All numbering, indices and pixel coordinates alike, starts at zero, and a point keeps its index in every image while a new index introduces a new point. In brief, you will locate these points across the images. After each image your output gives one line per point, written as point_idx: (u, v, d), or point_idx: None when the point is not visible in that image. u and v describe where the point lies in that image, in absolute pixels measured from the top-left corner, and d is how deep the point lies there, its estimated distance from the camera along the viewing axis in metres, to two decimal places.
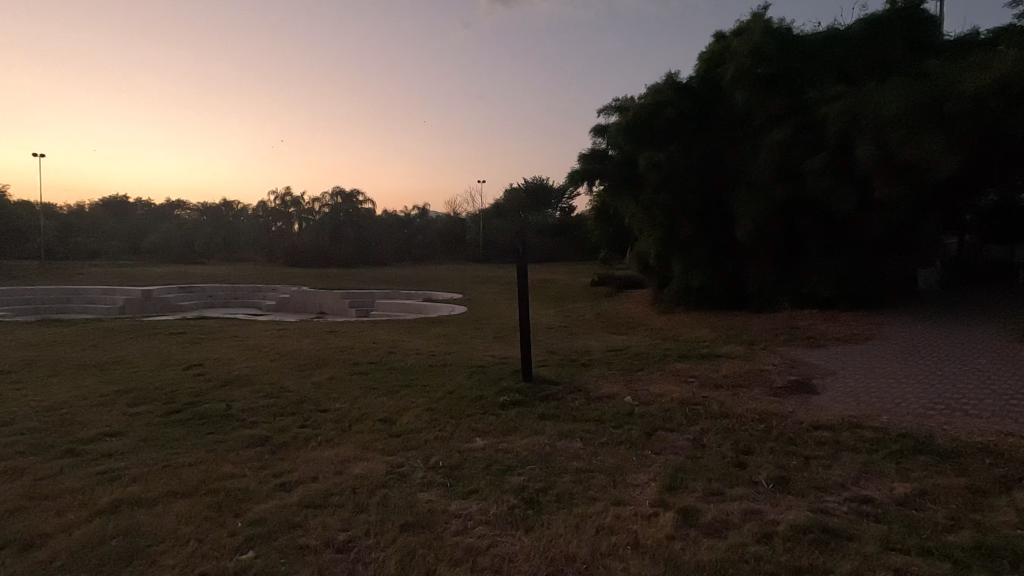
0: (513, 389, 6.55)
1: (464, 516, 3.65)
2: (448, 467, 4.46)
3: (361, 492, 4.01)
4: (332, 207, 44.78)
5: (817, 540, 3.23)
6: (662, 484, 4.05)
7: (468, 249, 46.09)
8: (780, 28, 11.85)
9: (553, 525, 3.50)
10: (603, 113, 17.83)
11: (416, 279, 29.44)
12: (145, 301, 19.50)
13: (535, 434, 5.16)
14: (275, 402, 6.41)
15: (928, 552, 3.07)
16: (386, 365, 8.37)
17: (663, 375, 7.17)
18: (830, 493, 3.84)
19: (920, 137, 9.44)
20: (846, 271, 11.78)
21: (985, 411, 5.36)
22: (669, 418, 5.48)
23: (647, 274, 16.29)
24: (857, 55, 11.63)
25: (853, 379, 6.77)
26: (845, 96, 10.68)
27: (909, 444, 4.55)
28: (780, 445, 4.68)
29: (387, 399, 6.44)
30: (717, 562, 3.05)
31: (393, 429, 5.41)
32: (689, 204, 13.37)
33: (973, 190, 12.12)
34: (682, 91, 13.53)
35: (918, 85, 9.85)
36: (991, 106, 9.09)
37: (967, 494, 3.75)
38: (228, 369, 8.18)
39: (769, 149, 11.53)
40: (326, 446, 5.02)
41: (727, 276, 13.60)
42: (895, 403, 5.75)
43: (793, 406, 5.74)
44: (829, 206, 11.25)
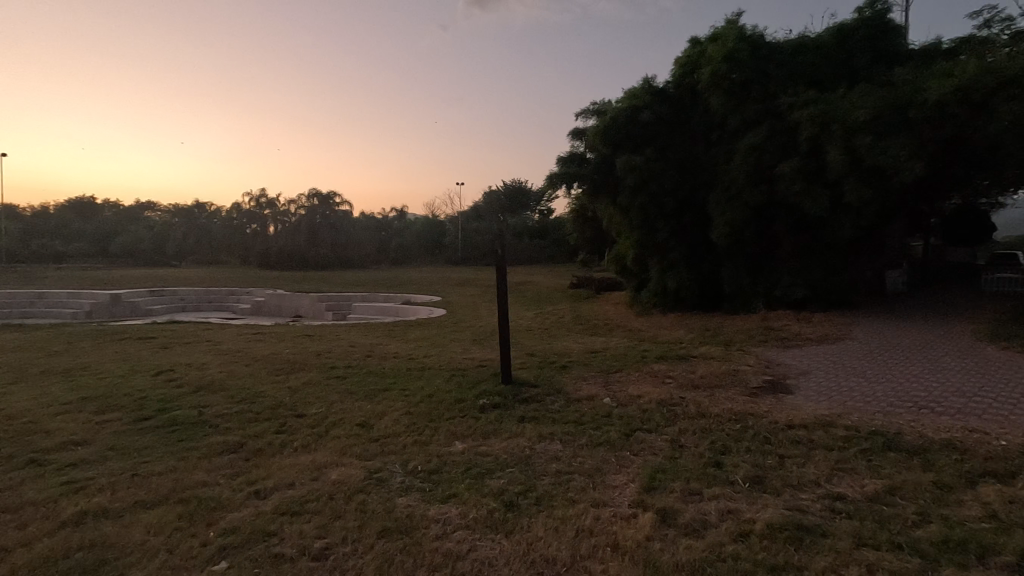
0: (492, 393, 6.52)
1: (444, 521, 3.62)
2: (426, 471, 4.42)
3: (338, 499, 3.94)
4: (309, 209, 44.28)
5: (792, 537, 3.28)
6: (641, 485, 4.07)
7: (447, 252, 45.98)
8: (754, 35, 12.08)
9: (533, 528, 3.50)
10: (581, 116, 17.84)
11: (394, 282, 29.19)
12: (113, 305, 18.93)
13: (515, 437, 5.16)
14: (249, 408, 6.27)
15: (898, 548, 3.15)
16: (363, 369, 8.27)
17: (641, 377, 7.25)
18: (805, 491, 3.91)
19: (887, 142, 9.70)
20: (818, 272, 12.03)
21: (950, 409, 5.52)
22: (647, 419, 5.53)
23: (625, 277, 16.44)
24: (827, 62, 11.94)
25: (824, 378, 6.93)
26: (816, 102, 10.93)
27: (879, 441, 4.67)
28: (756, 444, 4.76)
29: (364, 404, 6.37)
30: (695, 562, 3.08)
31: (371, 434, 5.34)
32: (667, 206, 13.49)
33: (938, 194, 12.51)
34: (658, 95, 13.68)
35: (885, 93, 10.15)
36: (953, 113, 9.42)
37: (934, 489, 3.85)
38: (200, 375, 7.99)
39: (743, 153, 11.74)
40: (302, 452, 4.93)
41: (703, 277, 13.80)
42: (866, 401, 5.90)
43: (768, 405, 5.83)
44: (801, 208, 11.49)
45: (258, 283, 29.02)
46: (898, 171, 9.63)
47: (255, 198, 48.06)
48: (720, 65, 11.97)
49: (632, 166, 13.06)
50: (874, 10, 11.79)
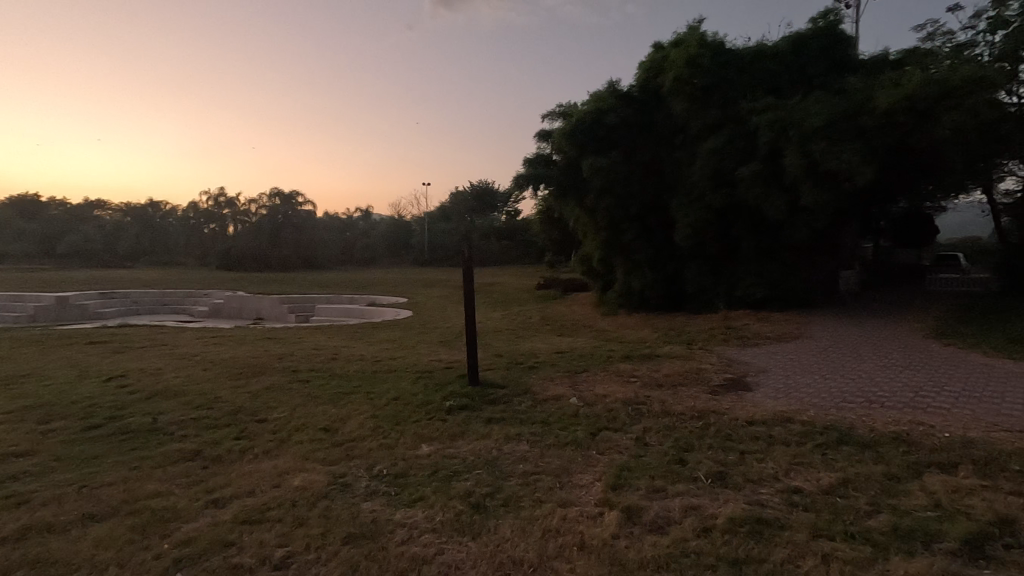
0: (458, 394, 6.48)
1: (410, 525, 3.57)
2: (392, 475, 4.36)
3: (301, 505, 3.85)
4: (270, 209, 43.24)
5: (752, 531, 3.37)
6: (607, 484, 4.11)
7: (413, 253, 45.52)
8: (714, 41, 12.39)
9: (500, 530, 3.49)
10: (547, 118, 17.92)
11: (359, 284, 28.73)
12: (60, 308, 18.02)
13: (482, 438, 5.14)
14: (207, 414, 6.06)
15: (851, 537, 3.27)
16: (327, 372, 8.11)
17: (607, 376, 7.33)
18: (764, 486, 4.02)
19: (840, 147, 10.07)
20: (776, 272, 12.41)
21: (898, 403, 5.77)
22: (613, 418, 5.59)
23: (591, 278, 16.62)
24: (784, 70, 12.36)
25: (782, 375, 7.17)
26: (773, 108, 11.29)
27: (833, 436, 4.85)
28: (718, 441, 4.87)
29: (329, 408, 6.24)
30: (659, 559, 3.13)
31: (335, 438, 5.24)
32: (632, 208, 13.68)
33: (887, 199, 13.10)
34: (623, 99, 13.89)
35: (838, 100, 10.56)
36: (900, 120, 9.88)
37: (885, 480, 4.02)
38: (155, 380, 7.68)
39: (705, 157, 12.04)
40: (264, 459, 4.80)
41: (667, 277, 14.06)
42: (821, 397, 6.12)
43: (729, 403, 5.99)
44: (760, 210, 11.83)
45: (217, 285, 28.21)
46: (851, 176, 10.02)
47: (213, 198, 46.67)
48: (682, 70, 12.24)
49: (598, 168, 13.21)
50: (826, 20, 12.27)
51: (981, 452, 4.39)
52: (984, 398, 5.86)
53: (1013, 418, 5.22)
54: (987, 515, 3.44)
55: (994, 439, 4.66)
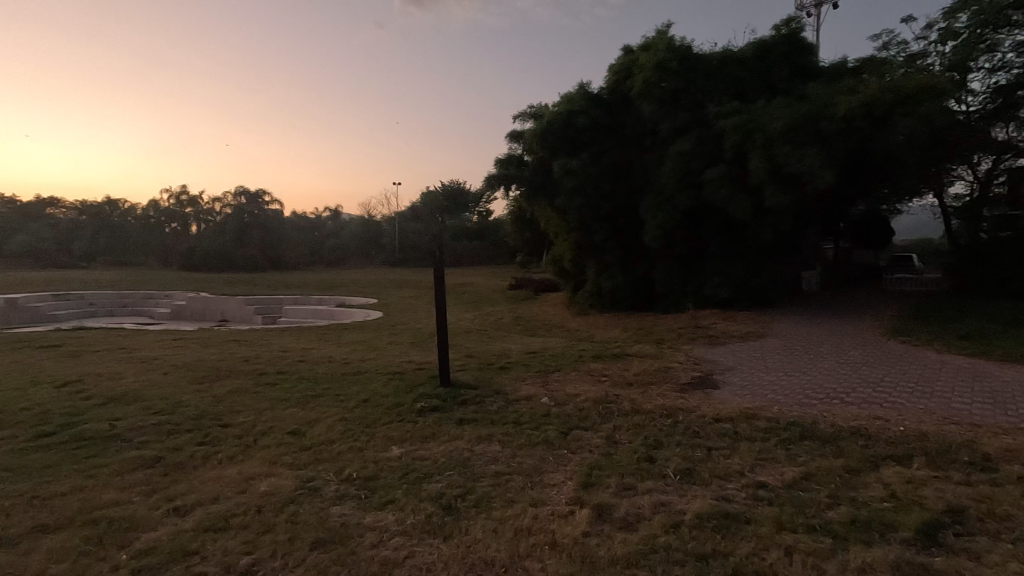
0: (430, 395, 6.44)
1: (380, 529, 3.53)
2: (361, 478, 4.30)
3: (267, 511, 3.76)
4: (235, 207, 42.19)
5: (719, 526, 3.44)
6: (578, 482, 4.15)
7: (384, 253, 44.98)
8: (682, 46, 12.61)
9: (472, 531, 3.48)
10: (518, 119, 17.95)
11: (327, 284, 28.22)
12: (9, 310, 17.20)
13: (453, 439, 5.12)
14: (168, 419, 5.87)
15: (813, 530, 3.38)
16: (295, 375, 7.94)
17: (578, 376, 7.38)
18: (731, 481, 4.12)
19: (802, 150, 10.38)
20: (742, 272, 12.70)
21: (857, 399, 5.98)
22: (584, 417, 5.64)
23: (562, 278, 16.72)
24: (749, 76, 12.67)
25: (747, 373, 7.35)
26: (739, 112, 11.56)
27: (796, 431, 5.00)
28: (687, 438, 4.96)
29: (296, 411, 6.12)
30: (629, 555, 3.17)
31: (303, 442, 5.14)
32: (603, 209, 13.82)
33: (846, 202, 13.57)
34: (593, 101, 14.02)
35: (800, 105, 10.88)
36: (858, 126, 10.25)
37: (844, 473, 4.17)
38: (112, 385, 7.39)
39: (673, 160, 12.24)
40: (229, 464, 4.67)
41: (637, 277, 14.24)
42: (785, 394, 6.29)
43: (696, 400, 6.11)
44: (727, 212, 12.10)
45: (180, 285, 27.40)
46: (812, 179, 10.34)
47: (175, 195, 45.25)
48: (651, 74, 12.41)
49: (569, 169, 13.30)
50: (789, 27, 12.65)
51: (933, 444, 4.59)
52: (935, 392, 6.13)
53: (963, 411, 5.47)
54: (939, 504, 3.60)
55: (945, 432, 4.88)
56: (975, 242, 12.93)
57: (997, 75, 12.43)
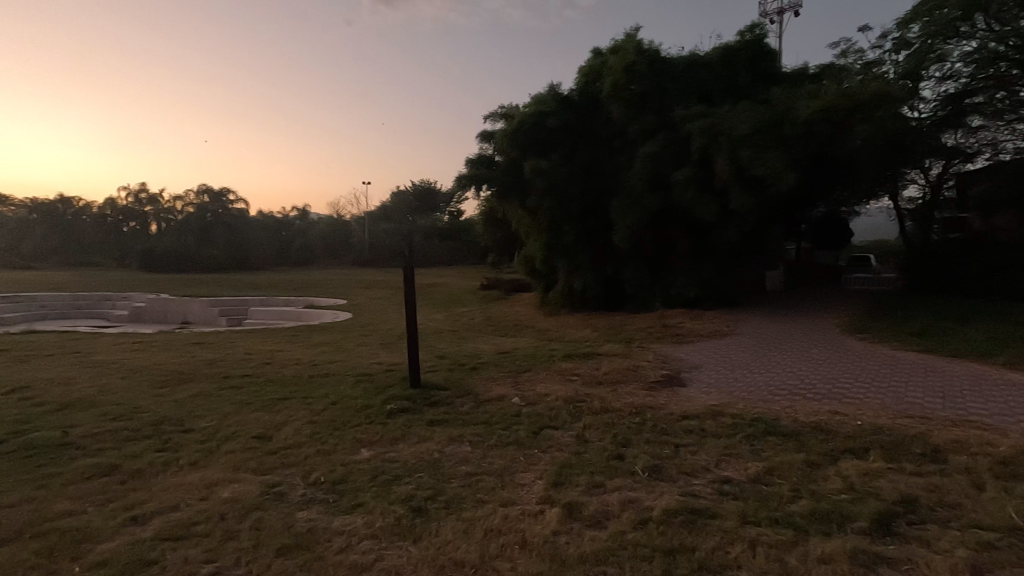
0: (400, 397, 6.37)
1: (348, 532, 3.48)
2: (330, 482, 4.23)
3: (230, 518, 3.66)
4: (197, 206, 41.02)
5: (685, 521, 3.50)
6: (548, 481, 4.16)
7: (353, 253, 44.31)
8: (650, 49, 12.78)
9: (442, 532, 3.46)
10: (489, 120, 17.92)
11: (294, 285, 27.64)
12: None
13: (424, 441, 5.08)
14: (125, 425, 5.65)
15: (776, 522, 3.47)
16: (261, 378, 7.74)
17: (549, 375, 7.42)
18: (697, 477, 4.20)
19: (766, 154, 10.64)
20: (709, 273, 12.96)
21: (817, 395, 6.18)
22: (554, 416, 5.67)
23: (533, 278, 16.77)
24: (714, 80, 12.95)
25: (714, 371, 7.51)
26: (705, 116, 11.80)
27: (760, 427, 5.13)
28: (655, 435, 5.04)
29: (262, 414, 5.98)
30: (599, 552, 3.20)
31: (268, 446, 5.03)
32: (573, 209, 13.92)
33: (807, 204, 14.00)
34: (563, 103, 14.11)
35: (763, 109, 11.18)
36: (818, 130, 10.59)
37: (806, 467, 4.29)
38: (66, 391, 7.08)
39: (641, 161, 12.43)
40: (190, 470, 4.54)
41: (607, 277, 14.38)
42: (750, 391, 6.46)
43: (664, 398, 6.22)
44: (694, 213, 12.33)
45: (139, 286, 26.56)
46: (775, 181, 10.61)
47: (133, 193, 43.62)
48: (620, 76, 12.56)
49: (539, 170, 13.34)
50: (752, 34, 13.00)
51: (888, 437, 4.78)
52: (890, 388, 6.38)
53: (917, 406, 5.70)
54: (894, 495, 3.75)
55: (899, 425, 5.08)
56: (927, 243, 13.50)
57: (946, 83, 13.03)
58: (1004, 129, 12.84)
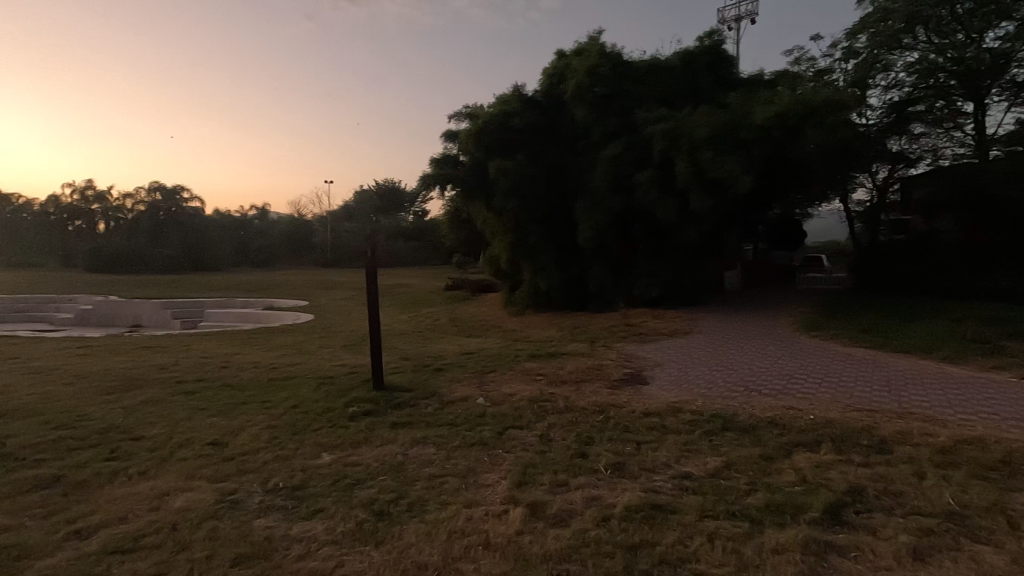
0: (363, 400, 6.27)
1: (308, 539, 3.40)
2: (289, 488, 4.12)
3: (182, 529, 3.52)
4: (149, 204, 39.41)
5: (647, 517, 3.56)
6: (512, 481, 4.17)
7: (315, 254, 43.30)
8: (613, 52, 12.97)
9: (404, 536, 3.42)
10: (453, 119, 17.80)
11: (254, 286, 26.84)
12: None
13: (387, 444, 5.01)
14: (71, 434, 5.38)
15: (733, 515, 3.57)
16: (217, 382, 7.47)
17: (514, 375, 7.43)
18: (659, 473, 4.28)
19: (724, 157, 10.92)
20: (671, 273, 13.21)
21: (773, 390, 6.39)
22: (519, 416, 5.68)
23: (499, 278, 16.78)
24: (674, 84, 13.23)
25: (675, 369, 7.66)
26: (665, 119, 12.04)
27: (718, 423, 5.26)
28: (618, 433, 5.11)
29: (218, 420, 5.79)
30: (562, 550, 3.22)
31: (225, 453, 4.87)
32: (538, 210, 13.99)
33: (763, 206, 14.46)
34: (527, 104, 14.17)
35: (721, 113, 11.48)
36: (773, 135, 10.95)
37: (761, 461, 4.43)
38: (4, 399, 6.69)
39: (605, 163, 12.59)
40: (141, 480, 4.35)
41: (572, 277, 14.50)
42: (709, 387, 6.62)
43: (627, 396, 6.31)
44: (656, 214, 12.55)
45: (85, 287, 25.40)
46: (733, 183, 10.91)
47: (79, 190, 41.57)
48: (584, 79, 12.70)
49: (504, 170, 13.35)
50: (710, 40, 13.36)
51: (838, 430, 4.98)
52: (840, 383, 6.65)
53: (865, 400, 5.95)
54: (843, 486, 3.90)
55: (848, 419, 5.29)
56: (875, 243, 14.12)
57: (891, 92, 13.71)
58: (943, 136, 13.92)
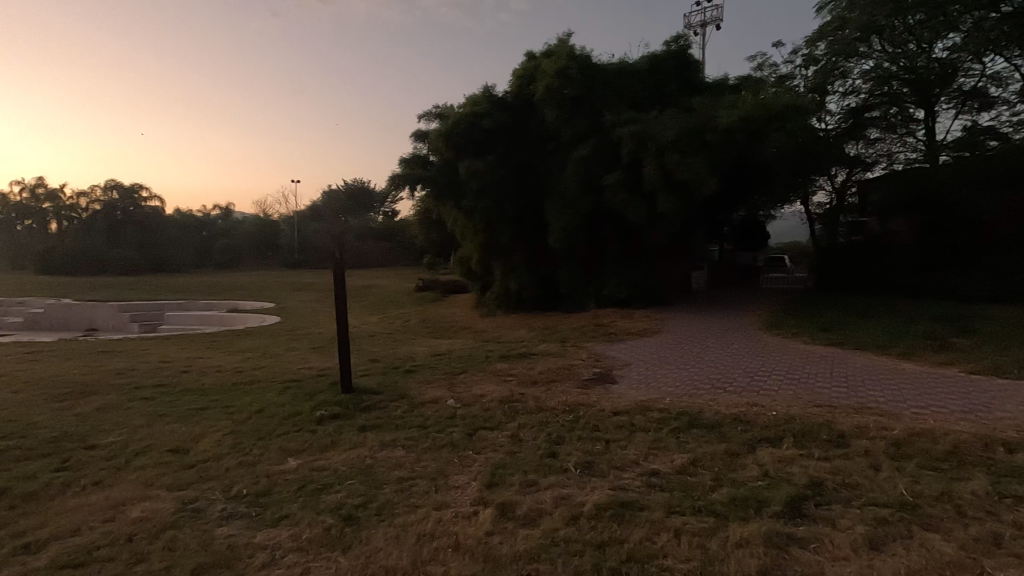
0: (330, 403, 6.16)
1: (272, 546, 3.32)
2: (253, 494, 4.02)
3: (139, 540, 3.40)
4: (105, 203, 37.93)
5: (615, 514, 3.60)
6: (482, 483, 4.16)
7: (282, 255, 42.33)
8: (582, 54, 13.08)
9: (372, 540, 3.37)
10: (422, 119, 17.65)
11: (217, 288, 26.06)
12: None
13: (355, 447, 4.93)
14: (18, 443, 5.13)
15: (699, 511, 3.63)
16: (177, 388, 7.22)
17: (485, 376, 7.41)
18: (627, 471, 4.33)
19: (691, 159, 11.12)
20: (639, 273, 13.40)
21: (738, 388, 6.54)
22: (489, 417, 5.67)
23: (470, 279, 16.73)
24: (642, 87, 13.43)
25: (643, 368, 7.76)
26: (634, 121, 12.21)
27: (685, 421, 5.35)
28: (587, 432, 5.15)
29: (178, 426, 5.60)
30: (531, 550, 3.23)
31: (185, 460, 4.73)
32: (509, 211, 13.99)
33: (729, 208, 14.80)
34: (498, 104, 14.16)
35: (688, 117, 11.70)
36: (738, 139, 11.21)
37: (726, 457, 4.53)
38: None
39: (574, 164, 12.68)
40: (95, 490, 4.18)
41: (543, 278, 14.55)
42: (677, 386, 6.74)
43: (597, 395, 6.37)
44: (624, 215, 12.70)
45: (35, 290, 24.25)
46: (699, 185, 11.13)
47: (29, 188, 39.69)
48: (553, 80, 12.77)
49: (474, 171, 13.32)
50: (676, 45, 13.61)
51: (799, 425, 5.13)
52: (801, 379, 6.86)
53: (826, 395, 6.14)
54: (803, 479, 4.03)
55: (809, 415, 5.45)
56: (834, 244, 14.61)
57: (848, 98, 14.21)
58: (896, 141, 14.65)
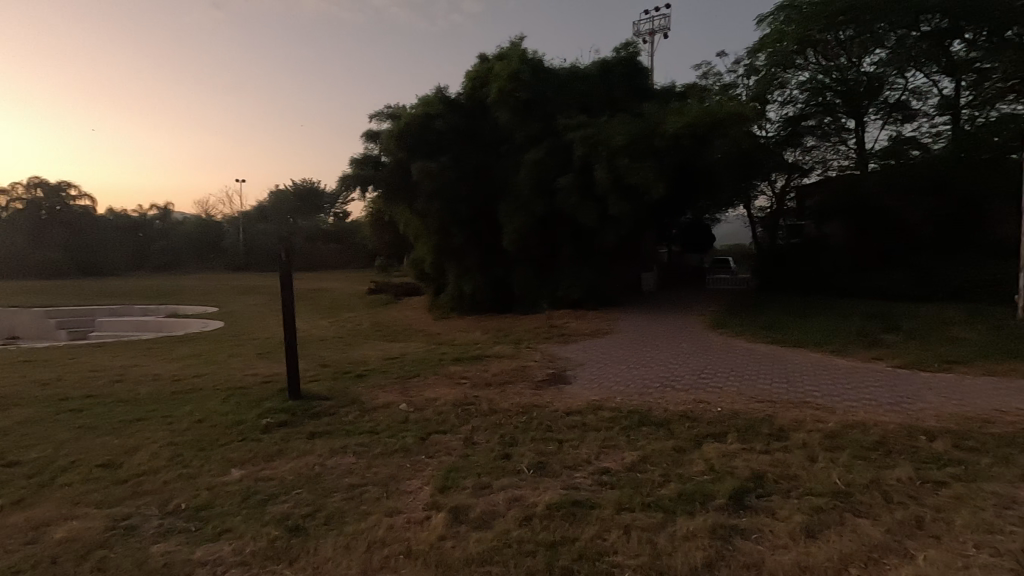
0: (277, 410, 5.95)
1: (213, 562, 3.18)
2: (192, 509, 3.83)
3: (64, 562, 3.18)
4: (29, 202, 35.46)
5: (567, 514, 3.64)
6: (435, 487, 4.11)
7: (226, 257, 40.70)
8: (534, 58, 13.21)
9: (320, 550, 3.28)
10: (374, 119, 17.32)
11: (156, 292, 24.83)
12: None
13: (304, 455, 4.79)
14: None
15: (647, 506, 3.72)
16: (109, 398, 6.81)
17: (438, 380, 7.34)
18: (579, 470, 4.38)
19: (640, 163, 11.39)
20: (592, 274, 13.59)
21: (686, 385, 6.73)
22: (442, 420, 5.62)
23: (423, 281, 16.56)
24: (594, 91, 13.67)
25: (595, 368, 7.87)
26: (585, 125, 12.42)
27: (635, 419, 5.47)
28: (541, 433, 5.18)
29: (111, 439, 5.27)
30: (483, 554, 3.21)
31: (118, 474, 4.45)
32: (463, 212, 13.94)
33: (676, 211, 15.26)
34: (451, 106, 14.08)
35: (637, 122, 12.00)
36: (684, 144, 11.57)
37: (674, 453, 4.66)
38: None
39: (527, 167, 12.77)
40: (14, 510, 3.88)
41: (497, 279, 14.57)
42: (627, 385, 6.88)
43: (550, 396, 6.43)
44: (576, 217, 12.88)
45: None
46: (648, 189, 11.42)
47: None
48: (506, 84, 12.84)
49: (428, 172, 13.20)
50: (626, 51, 13.94)
51: (743, 421, 5.34)
52: (744, 376, 7.14)
53: (766, 391, 6.42)
54: (746, 472, 4.19)
55: (751, 410, 5.69)
56: (774, 247, 15.28)
57: (787, 107, 14.92)
58: (830, 149, 15.35)
